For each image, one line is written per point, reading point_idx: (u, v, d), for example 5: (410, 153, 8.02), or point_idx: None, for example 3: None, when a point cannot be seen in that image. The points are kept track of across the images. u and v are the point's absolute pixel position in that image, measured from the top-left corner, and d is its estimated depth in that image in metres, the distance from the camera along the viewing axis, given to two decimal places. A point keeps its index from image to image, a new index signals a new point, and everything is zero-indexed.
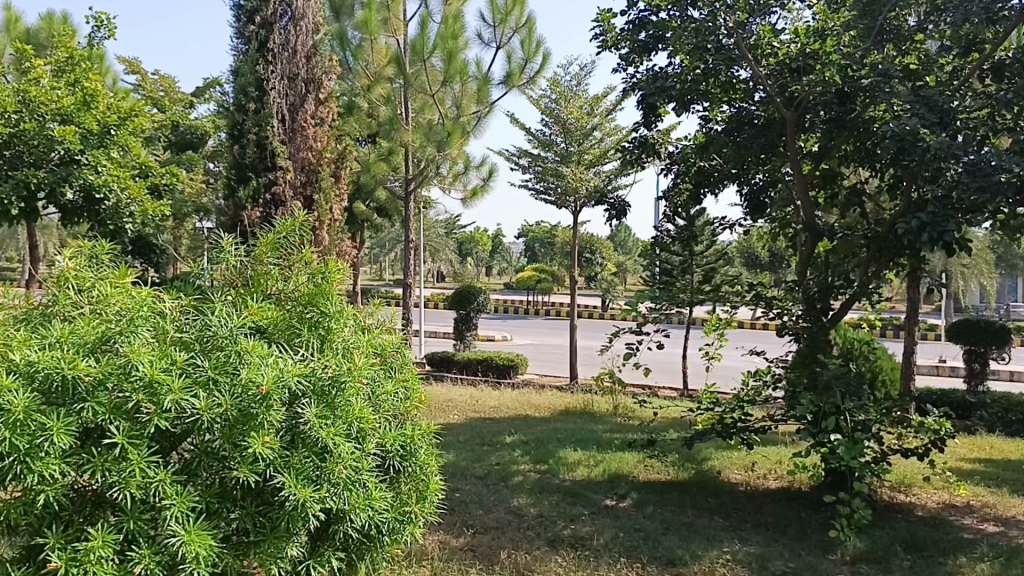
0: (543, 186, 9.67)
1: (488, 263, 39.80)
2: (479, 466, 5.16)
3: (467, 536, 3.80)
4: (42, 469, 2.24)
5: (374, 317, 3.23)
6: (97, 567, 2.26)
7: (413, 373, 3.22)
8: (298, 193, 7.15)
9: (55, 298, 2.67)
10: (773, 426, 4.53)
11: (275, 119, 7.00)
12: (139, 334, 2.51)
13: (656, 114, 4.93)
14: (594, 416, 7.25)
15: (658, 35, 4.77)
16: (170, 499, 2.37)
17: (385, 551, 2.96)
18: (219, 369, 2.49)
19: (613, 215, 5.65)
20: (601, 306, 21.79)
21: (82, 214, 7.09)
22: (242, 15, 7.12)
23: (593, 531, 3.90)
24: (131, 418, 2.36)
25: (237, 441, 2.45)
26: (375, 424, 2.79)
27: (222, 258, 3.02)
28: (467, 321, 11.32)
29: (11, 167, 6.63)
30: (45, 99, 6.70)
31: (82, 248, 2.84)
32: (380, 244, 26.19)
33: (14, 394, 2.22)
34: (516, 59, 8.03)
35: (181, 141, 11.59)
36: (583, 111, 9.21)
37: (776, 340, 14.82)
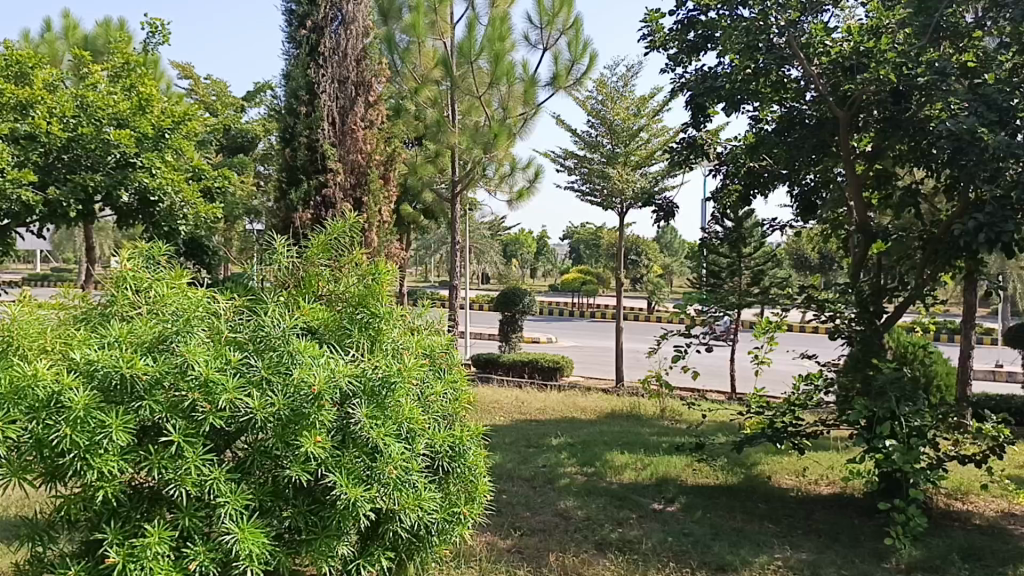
0: (589, 187, 9.64)
1: (533, 265, 39.77)
2: (525, 468, 5.16)
3: (514, 537, 3.80)
4: (101, 466, 2.29)
5: (423, 317, 3.23)
6: (154, 564, 2.32)
7: (462, 374, 3.22)
8: (349, 195, 7.19)
9: (113, 299, 2.72)
10: (825, 431, 4.45)
11: (326, 122, 7.08)
12: (195, 334, 2.55)
13: (705, 114, 4.90)
14: (640, 418, 7.21)
15: (707, 35, 4.74)
16: (224, 497, 2.41)
17: (434, 551, 2.96)
18: (272, 369, 2.52)
19: (661, 217, 5.61)
20: (647, 308, 21.64)
21: (137, 217, 7.27)
22: (293, 19, 7.24)
23: (641, 535, 3.87)
24: (187, 416, 2.40)
25: (290, 440, 2.48)
26: (425, 424, 2.80)
27: (275, 259, 3.07)
28: (513, 323, 11.32)
29: (70, 170, 6.79)
30: (102, 104, 6.90)
31: (139, 249, 2.90)
32: (426, 246, 26.32)
33: (75, 392, 2.28)
34: (562, 60, 8.01)
35: (233, 144, 11.77)
36: (630, 113, 9.16)
37: (827, 344, 14.57)
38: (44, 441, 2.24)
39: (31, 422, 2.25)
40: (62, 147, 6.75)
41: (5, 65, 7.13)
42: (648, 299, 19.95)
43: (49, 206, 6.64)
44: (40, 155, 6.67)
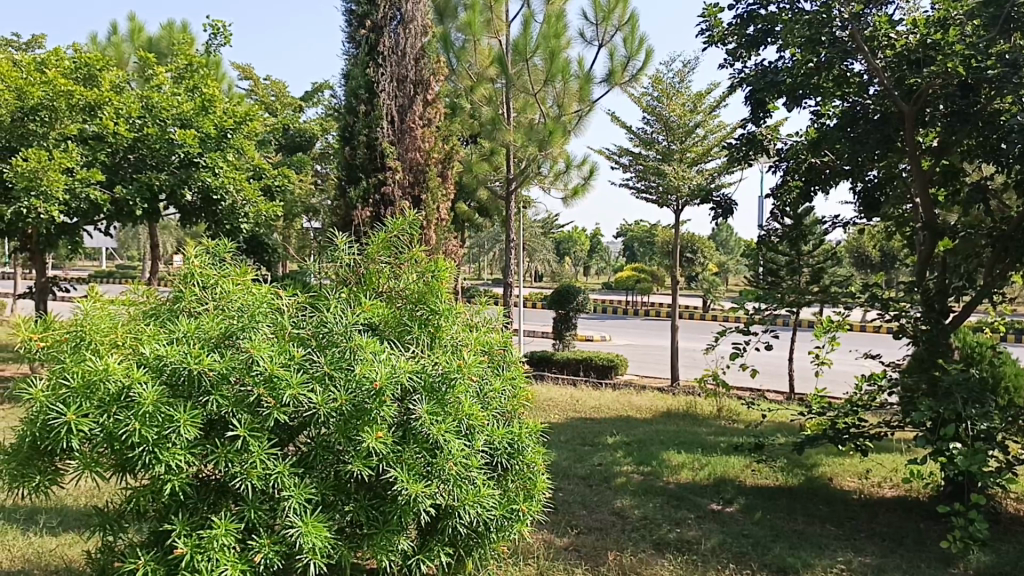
0: (644, 185, 9.57)
1: (586, 264, 39.60)
2: (581, 466, 5.15)
3: (571, 536, 3.79)
4: (169, 459, 2.35)
5: (481, 314, 3.24)
6: (220, 554, 2.36)
7: (520, 371, 3.23)
8: (406, 192, 7.24)
9: (181, 295, 2.79)
10: (890, 433, 4.35)
11: (385, 121, 7.16)
12: (260, 330, 2.60)
13: (765, 110, 4.83)
14: (697, 418, 7.14)
15: (768, 29, 4.67)
16: (288, 491, 2.44)
17: (492, 548, 2.97)
18: (335, 365, 2.55)
19: (719, 214, 5.54)
20: (703, 308, 21.42)
21: (201, 214, 7.51)
22: (354, 20, 7.35)
23: (700, 536, 3.84)
24: (252, 411, 2.45)
25: (352, 435, 2.51)
26: (484, 421, 2.80)
27: (336, 256, 3.11)
28: (566, 321, 11.29)
29: (135, 170, 7.10)
30: (167, 105, 7.12)
31: (206, 246, 2.95)
32: (479, 243, 26.41)
33: (144, 386, 2.34)
34: (618, 56, 7.96)
35: (291, 144, 11.93)
36: (686, 109, 9.06)
37: (892, 345, 14.23)
38: (114, 435, 2.31)
39: (102, 415, 2.31)
40: (128, 147, 7.01)
41: (73, 67, 7.30)
42: (703, 297, 19.72)
43: (116, 204, 6.97)
44: (107, 155, 6.92)
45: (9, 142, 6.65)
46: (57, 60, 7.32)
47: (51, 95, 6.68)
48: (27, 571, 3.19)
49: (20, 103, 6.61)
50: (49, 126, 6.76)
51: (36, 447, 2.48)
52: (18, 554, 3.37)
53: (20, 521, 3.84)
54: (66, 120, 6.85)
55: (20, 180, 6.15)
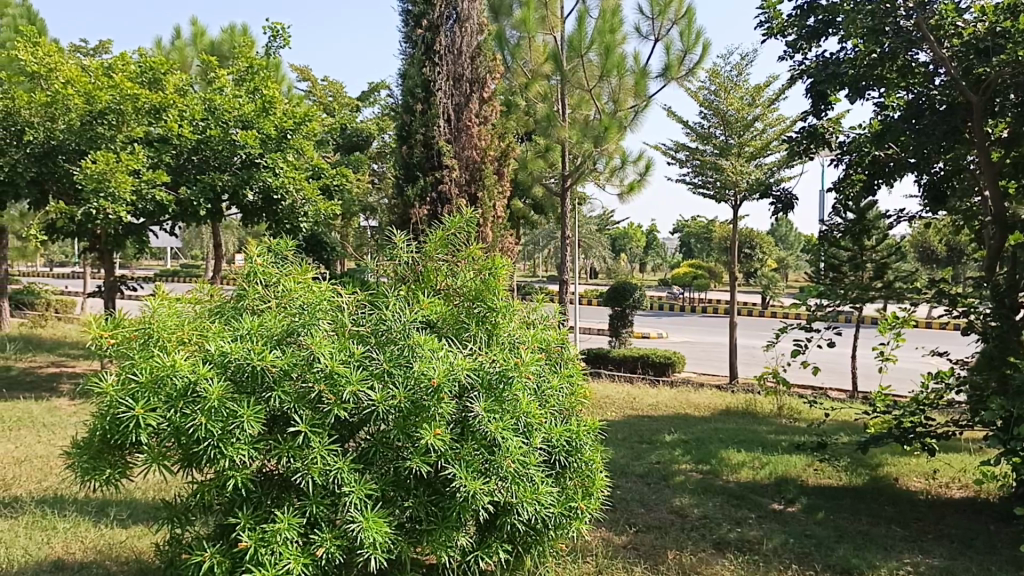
0: (701, 179, 9.44)
1: (642, 260, 39.27)
2: (639, 464, 5.11)
3: (629, 534, 3.77)
4: (233, 454, 2.41)
5: (538, 312, 3.23)
6: (283, 548, 2.40)
7: (578, 369, 3.21)
8: (463, 190, 7.27)
9: (245, 293, 2.86)
10: (958, 432, 4.24)
11: (442, 119, 7.21)
12: (320, 327, 2.64)
13: (826, 102, 4.73)
14: (757, 416, 7.03)
15: (829, 20, 4.58)
16: (349, 486, 2.47)
17: (550, 546, 2.96)
18: (394, 362, 2.58)
19: (779, 209, 5.45)
20: (762, 304, 21.13)
21: (261, 214, 7.68)
22: (410, 20, 7.41)
23: (762, 536, 3.78)
24: (313, 407, 2.49)
25: (411, 432, 2.53)
26: (542, 419, 2.80)
27: (395, 254, 3.15)
28: (623, 318, 11.22)
29: (199, 171, 7.29)
30: (229, 107, 7.28)
31: (268, 244, 2.99)
32: (534, 240, 26.36)
33: (209, 382, 2.41)
34: (674, 50, 7.88)
35: (348, 144, 12.07)
36: (744, 102, 8.91)
37: (960, 342, 13.81)
38: (181, 429, 2.38)
39: (170, 410, 2.39)
40: (192, 149, 7.22)
41: (139, 71, 7.50)
42: (762, 293, 19.45)
43: (181, 204, 7.15)
44: (171, 157, 7.18)
45: (80, 145, 6.89)
46: (123, 64, 7.53)
47: (117, 99, 6.88)
48: (100, 562, 3.30)
49: (89, 107, 6.84)
50: (116, 129, 6.96)
51: (107, 441, 2.56)
52: (91, 545, 3.48)
53: (92, 513, 3.97)
54: (132, 123, 7.06)
55: (90, 182, 6.34)
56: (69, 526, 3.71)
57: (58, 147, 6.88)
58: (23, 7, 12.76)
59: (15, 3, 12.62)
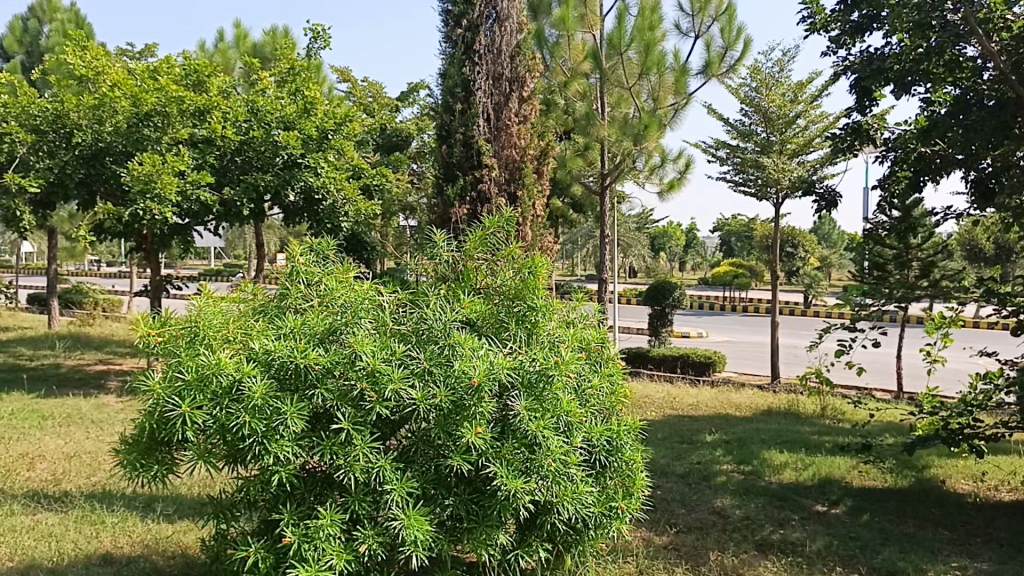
0: (742, 177, 9.33)
1: (682, 259, 38.96)
2: (679, 464, 5.08)
3: (670, 534, 3.75)
4: (277, 450, 2.44)
5: (578, 311, 3.22)
6: (326, 544, 2.43)
7: (618, 368, 3.19)
8: (502, 189, 7.27)
9: (288, 291, 2.89)
10: (1007, 434, 4.15)
11: (481, 119, 7.24)
12: (362, 325, 2.67)
13: (871, 98, 4.66)
14: (800, 417, 6.95)
15: (873, 15, 4.52)
16: (390, 484, 2.49)
17: (591, 545, 2.95)
18: (434, 361, 2.59)
19: (822, 206, 5.37)
20: (805, 302, 20.87)
21: (303, 214, 7.77)
22: (450, 19, 7.47)
23: (805, 537, 3.74)
24: (356, 405, 2.51)
25: (451, 430, 2.53)
26: (583, 418, 2.79)
27: (436, 253, 3.17)
28: (662, 317, 11.14)
29: (242, 171, 7.41)
30: (271, 109, 7.38)
31: (310, 244, 3.03)
32: (573, 239, 26.29)
33: (253, 380, 2.45)
34: (715, 47, 7.80)
35: (388, 143, 12.16)
36: (786, 99, 8.83)
37: (1010, 343, 13.49)
38: (226, 426, 2.42)
39: (216, 407, 2.43)
40: (235, 149, 7.37)
41: (184, 74, 7.64)
42: (805, 291, 19.20)
43: (225, 205, 7.27)
44: (216, 157, 7.31)
45: (126, 146, 7.00)
46: (168, 67, 7.63)
47: (163, 101, 7.00)
48: (147, 556, 3.36)
49: (136, 110, 6.98)
50: (161, 131, 7.09)
51: (155, 437, 2.61)
52: (138, 539, 3.55)
53: (139, 508, 4.04)
54: (177, 125, 7.19)
55: (136, 184, 6.47)
56: (117, 521, 3.78)
57: (106, 149, 7.02)
58: (72, 12, 13.06)
59: (64, 8, 12.91)
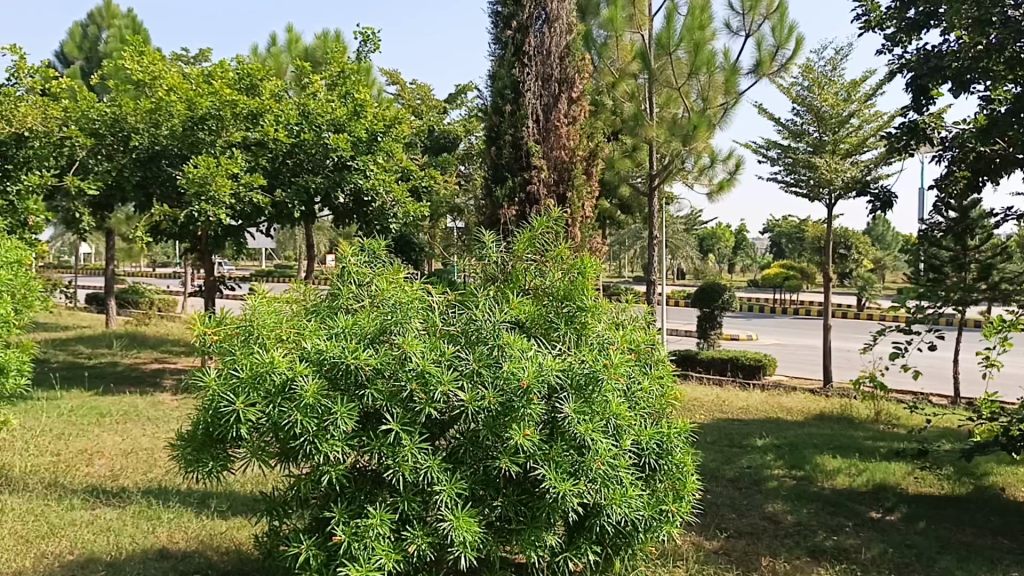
0: (794, 178, 9.18)
1: (731, 261, 38.50)
2: (730, 468, 5.01)
3: (721, 539, 3.71)
4: (328, 450, 2.47)
5: (627, 312, 3.21)
6: (376, 544, 2.44)
7: (669, 371, 3.15)
8: (551, 191, 7.27)
9: (339, 292, 2.92)
10: None
11: (530, 120, 7.25)
12: (412, 326, 2.68)
13: (928, 96, 4.56)
14: (853, 422, 6.82)
15: (930, 11, 4.42)
16: (439, 484, 2.50)
17: (640, 549, 2.93)
18: (483, 363, 2.59)
19: (877, 207, 5.26)
20: (857, 305, 20.48)
21: (352, 216, 7.83)
22: (500, 21, 7.48)
23: (860, 544, 3.67)
24: (405, 406, 2.53)
25: (500, 432, 2.53)
26: (632, 420, 2.77)
27: (486, 254, 3.18)
28: (711, 319, 11.03)
29: (293, 174, 7.53)
30: (322, 111, 7.50)
31: (363, 244, 3.06)
32: (620, 239, 26.15)
33: (305, 379, 2.48)
34: (766, 45, 7.70)
35: (436, 145, 12.20)
36: (840, 98, 8.71)
37: None
38: (278, 425, 2.45)
39: (269, 405, 2.47)
40: (287, 152, 7.49)
41: (237, 78, 7.77)
42: (857, 293, 18.84)
43: (276, 207, 7.41)
44: (268, 160, 7.43)
45: (182, 150, 7.15)
46: (222, 71, 7.78)
47: (217, 105, 7.10)
48: (202, 551, 3.42)
49: (191, 113, 7.08)
50: (215, 135, 7.18)
51: (210, 433, 2.65)
52: (193, 535, 3.61)
53: (194, 504, 4.12)
54: (231, 128, 7.30)
55: (192, 186, 6.61)
56: (172, 516, 3.86)
57: (162, 152, 7.20)
58: (129, 18, 13.35)
59: (122, 14, 13.21)
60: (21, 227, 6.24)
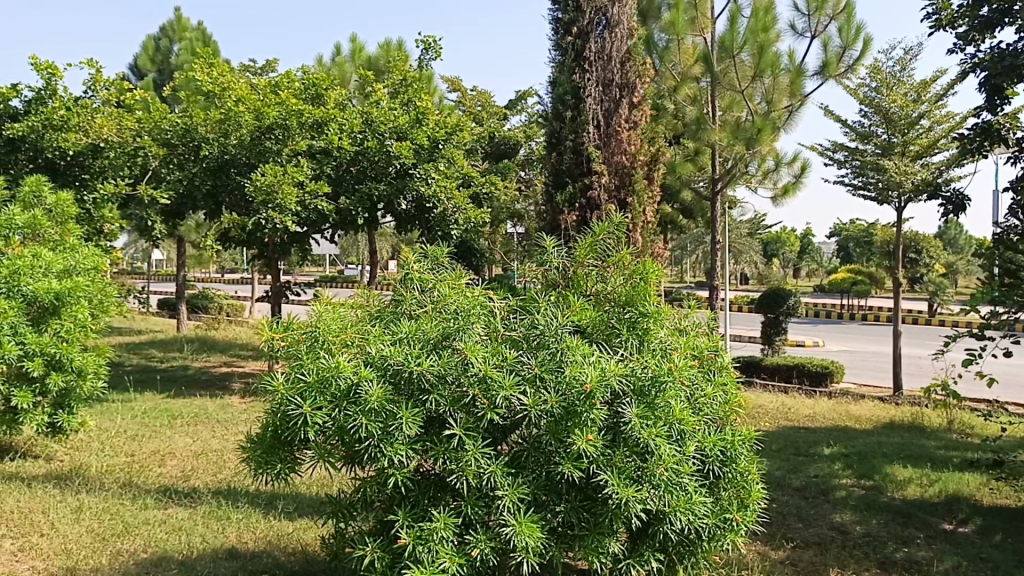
0: (861, 181, 8.99)
1: (797, 265, 37.81)
2: (796, 477, 4.92)
3: (787, 549, 3.64)
4: (392, 454, 2.49)
5: (690, 318, 3.18)
6: (440, 547, 2.46)
7: (733, 377, 3.11)
8: (612, 196, 7.24)
9: (401, 297, 2.95)
10: None
11: (591, 125, 7.25)
12: (474, 331, 2.70)
13: (1003, 96, 4.41)
14: (925, 431, 6.63)
15: (1005, 9, 4.29)
16: (502, 489, 2.51)
17: (704, 557, 2.89)
18: (546, 368, 2.60)
19: (949, 210, 5.12)
20: (928, 312, 19.89)
21: (415, 222, 7.90)
22: (560, 27, 7.50)
23: (932, 557, 3.57)
24: (468, 411, 2.54)
25: (563, 437, 2.53)
26: (695, 427, 2.74)
27: (547, 260, 3.18)
28: (776, 325, 10.84)
29: (357, 181, 7.64)
30: (385, 119, 7.56)
31: (426, 250, 3.10)
32: (682, 244, 25.91)
33: (370, 384, 2.52)
34: (833, 46, 7.56)
35: (497, 152, 12.26)
36: (908, 99, 8.47)
37: None
38: (344, 429, 2.49)
39: (334, 409, 2.51)
40: (351, 160, 7.60)
41: (303, 87, 7.93)
42: (929, 299, 18.30)
43: (341, 213, 7.56)
44: (333, 168, 7.56)
45: (250, 158, 7.35)
46: (288, 81, 7.95)
47: (284, 114, 7.28)
48: (270, 551, 3.49)
49: (258, 123, 7.26)
50: (282, 143, 7.37)
51: (278, 436, 2.70)
52: (262, 535, 3.69)
53: (262, 505, 4.21)
54: (297, 137, 7.45)
55: (259, 194, 6.77)
56: (241, 517, 3.95)
57: (230, 161, 7.43)
58: (199, 30, 13.73)
59: (192, 27, 13.59)
60: (97, 234, 6.58)
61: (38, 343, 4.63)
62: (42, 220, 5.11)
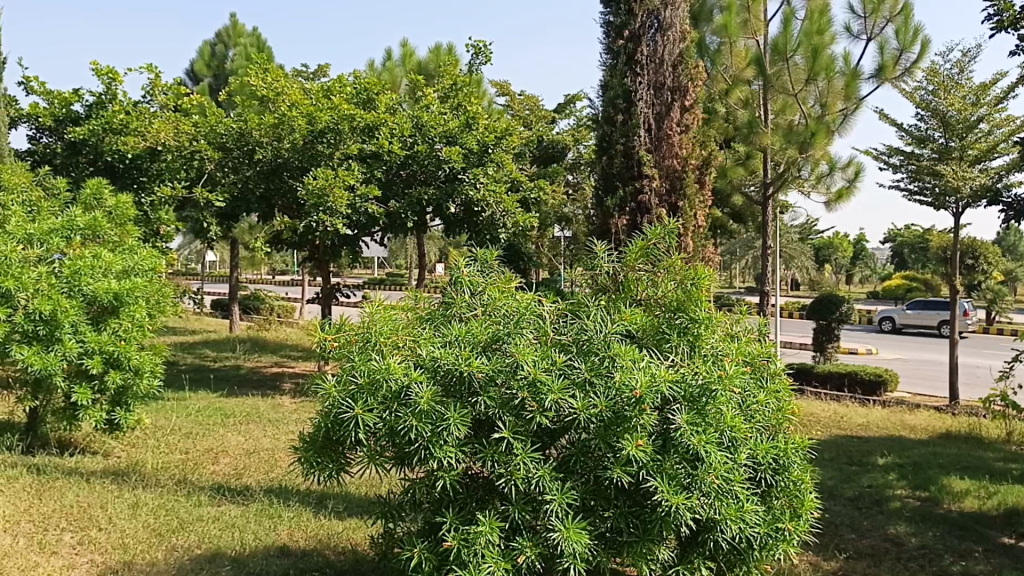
0: (917, 186, 8.79)
1: (850, 271, 37.16)
2: (849, 487, 4.83)
3: (840, 560, 3.58)
4: (441, 455, 2.50)
5: (741, 324, 3.15)
6: (486, 551, 2.47)
7: (785, 384, 3.07)
8: (663, 200, 7.18)
9: (451, 300, 2.97)
10: None
11: (642, 129, 7.21)
12: (525, 335, 2.71)
13: None
14: (982, 442, 6.47)
15: None
16: (550, 494, 2.50)
17: (756, 566, 2.85)
18: (595, 373, 2.60)
19: (1010, 216, 4.98)
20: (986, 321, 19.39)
21: (464, 226, 7.92)
22: (611, 31, 7.48)
23: (990, 571, 3.48)
24: (517, 414, 2.54)
25: (612, 441, 2.52)
26: (747, 434, 2.70)
27: (597, 264, 3.18)
28: (828, 332, 10.66)
29: (406, 185, 7.71)
30: (434, 123, 7.61)
31: (475, 254, 3.09)
32: (731, 248, 25.63)
33: (420, 386, 2.54)
34: (889, 49, 7.42)
35: (545, 155, 12.26)
36: (967, 102, 8.29)
37: None
38: (394, 430, 2.52)
39: (385, 410, 2.54)
40: (400, 164, 7.65)
41: (355, 92, 8.03)
42: (986, 307, 17.81)
43: (390, 217, 7.60)
44: (383, 172, 7.62)
45: (302, 162, 7.50)
46: (341, 86, 8.09)
47: (335, 119, 7.37)
48: (320, 550, 3.52)
49: (311, 127, 7.35)
50: (333, 147, 7.45)
51: (329, 436, 2.73)
52: (312, 534, 3.74)
53: (312, 504, 4.26)
54: (348, 141, 7.53)
55: (311, 198, 6.89)
56: (293, 516, 4.00)
57: (284, 164, 7.58)
58: (254, 36, 13.96)
59: (247, 32, 13.82)
60: (154, 236, 6.74)
61: (97, 341, 4.76)
62: (102, 222, 5.22)
